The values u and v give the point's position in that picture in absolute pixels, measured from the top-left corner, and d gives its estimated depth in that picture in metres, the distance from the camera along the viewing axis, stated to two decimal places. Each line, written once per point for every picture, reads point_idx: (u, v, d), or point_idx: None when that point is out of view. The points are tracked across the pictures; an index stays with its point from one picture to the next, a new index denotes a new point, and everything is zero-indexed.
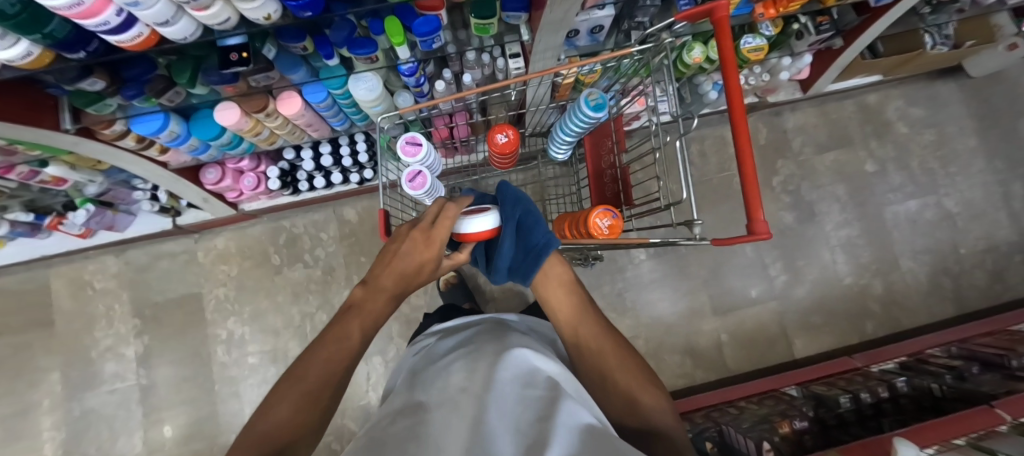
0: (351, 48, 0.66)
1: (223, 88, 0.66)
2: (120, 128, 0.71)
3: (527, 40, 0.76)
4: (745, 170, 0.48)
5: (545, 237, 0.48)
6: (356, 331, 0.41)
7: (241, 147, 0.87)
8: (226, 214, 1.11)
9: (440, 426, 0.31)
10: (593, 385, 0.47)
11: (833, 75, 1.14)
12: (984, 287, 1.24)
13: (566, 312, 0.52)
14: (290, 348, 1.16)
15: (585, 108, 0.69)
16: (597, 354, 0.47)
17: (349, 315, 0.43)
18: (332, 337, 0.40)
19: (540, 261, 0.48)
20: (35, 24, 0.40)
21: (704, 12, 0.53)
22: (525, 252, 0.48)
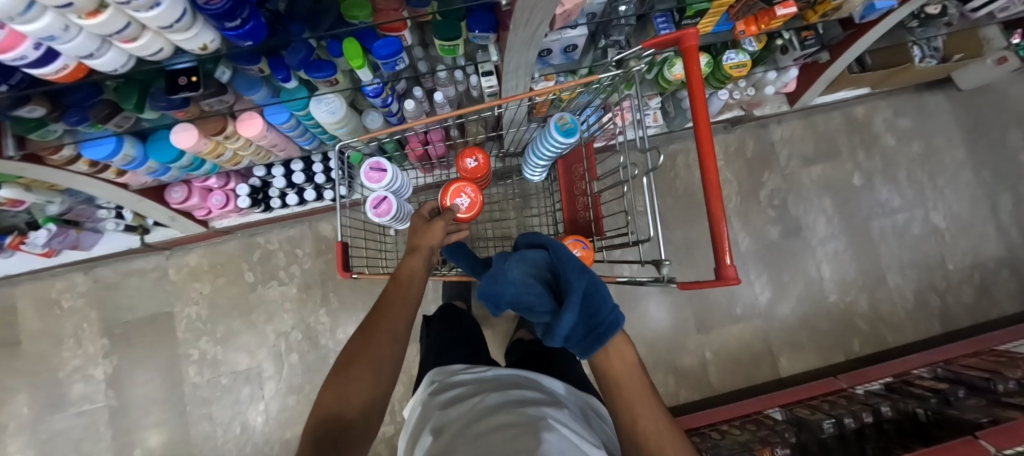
0: (308, 71, 0.64)
1: (174, 113, 0.63)
2: (69, 152, 0.68)
3: (496, 60, 0.73)
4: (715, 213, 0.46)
5: (612, 315, 0.43)
6: (392, 321, 0.47)
7: (204, 168, 0.84)
8: (196, 232, 1.08)
9: None
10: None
11: (820, 89, 1.11)
12: (971, 304, 1.21)
13: (621, 387, 0.42)
14: (264, 368, 1.14)
15: (555, 134, 0.67)
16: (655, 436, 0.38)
17: (385, 308, 0.49)
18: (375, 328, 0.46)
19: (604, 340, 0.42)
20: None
21: (672, 40, 0.51)
22: (592, 327, 0.42)
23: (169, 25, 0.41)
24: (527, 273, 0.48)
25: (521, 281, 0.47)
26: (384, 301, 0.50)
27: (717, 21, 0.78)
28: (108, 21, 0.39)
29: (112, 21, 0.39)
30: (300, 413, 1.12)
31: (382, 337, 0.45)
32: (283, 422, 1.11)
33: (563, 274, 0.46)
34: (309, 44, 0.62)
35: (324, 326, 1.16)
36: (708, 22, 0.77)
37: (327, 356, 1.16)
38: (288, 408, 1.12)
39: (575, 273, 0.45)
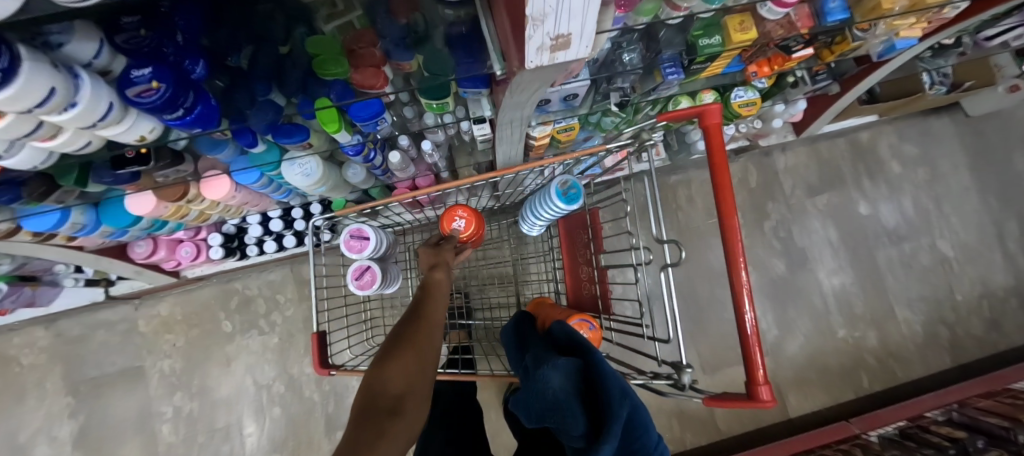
0: (277, 135, 0.58)
1: (124, 185, 0.56)
2: (7, 227, 0.60)
3: (490, 114, 0.67)
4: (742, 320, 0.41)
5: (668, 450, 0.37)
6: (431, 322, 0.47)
7: (169, 225, 0.77)
8: (166, 282, 1.01)
9: None
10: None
11: (828, 119, 1.06)
12: (981, 336, 1.17)
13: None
14: (245, 424, 1.07)
15: (555, 198, 0.61)
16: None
17: (421, 312, 0.48)
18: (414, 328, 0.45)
19: None
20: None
21: (691, 114, 0.45)
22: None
23: (94, 124, 0.34)
24: (569, 389, 0.39)
25: (560, 392, 0.39)
26: (420, 309, 0.49)
27: (728, 63, 0.71)
28: (9, 126, 0.31)
29: (15, 125, 0.31)
30: None
31: (425, 334, 0.45)
32: None
33: (605, 393, 0.38)
34: (277, 105, 0.55)
35: (308, 376, 1.09)
36: (718, 65, 0.70)
37: (312, 409, 1.09)
38: None
39: (620, 398, 0.37)
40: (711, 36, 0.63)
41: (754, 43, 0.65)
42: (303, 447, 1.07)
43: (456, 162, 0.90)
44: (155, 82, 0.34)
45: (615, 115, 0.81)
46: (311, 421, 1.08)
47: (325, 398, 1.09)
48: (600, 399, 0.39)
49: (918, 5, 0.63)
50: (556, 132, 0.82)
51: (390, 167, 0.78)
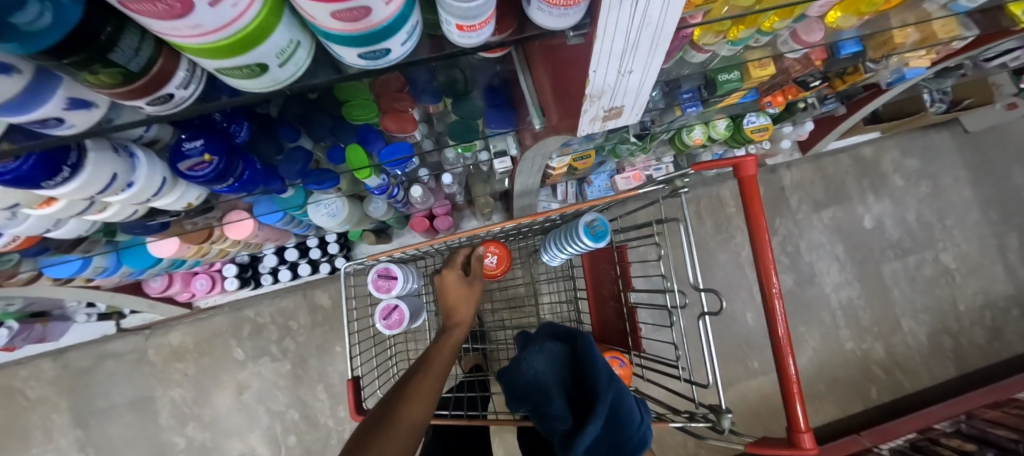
0: (306, 181, 0.57)
1: (150, 234, 0.55)
2: (29, 273, 0.59)
3: (515, 151, 0.68)
4: (783, 362, 0.42)
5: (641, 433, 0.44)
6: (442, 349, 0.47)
7: (188, 263, 0.76)
8: (178, 312, 0.99)
9: None
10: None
11: (834, 137, 1.08)
12: (983, 345, 1.19)
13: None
14: (258, 452, 1.06)
15: (583, 236, 0.61)
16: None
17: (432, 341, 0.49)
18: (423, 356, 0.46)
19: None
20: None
21: (726, 164, 0.46)
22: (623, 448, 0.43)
23: (148, 199, 0.34)
24: (552, 373, 0.46)
25: (542, 372, 0.47)
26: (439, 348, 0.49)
27: (745, 94, 0.72)
28: (66, 207, 0.31)
29: (71, 206, 0.32)
30: None
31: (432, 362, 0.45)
32: None
33: (591, 378, 0.45)
34: (306, 152, 0.54)
35: (322, 403, 1.08)
36: (735, 96, 0.71)
37: (327, 436, 1.08)
38: None
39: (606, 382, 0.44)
40: (731, 71, 0.63)
41: (773, 77, 0.66)
42: None
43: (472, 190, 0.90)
44: (207, 155, 0.34)
45: (632, 143, 0.81)
46: (326, 448, 1.07)
47: (340, 425, 1.08)
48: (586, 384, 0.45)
49: (928, 39, 0.65)
50: (572, 160, 0.82)
51: (411, 200, 0.78)
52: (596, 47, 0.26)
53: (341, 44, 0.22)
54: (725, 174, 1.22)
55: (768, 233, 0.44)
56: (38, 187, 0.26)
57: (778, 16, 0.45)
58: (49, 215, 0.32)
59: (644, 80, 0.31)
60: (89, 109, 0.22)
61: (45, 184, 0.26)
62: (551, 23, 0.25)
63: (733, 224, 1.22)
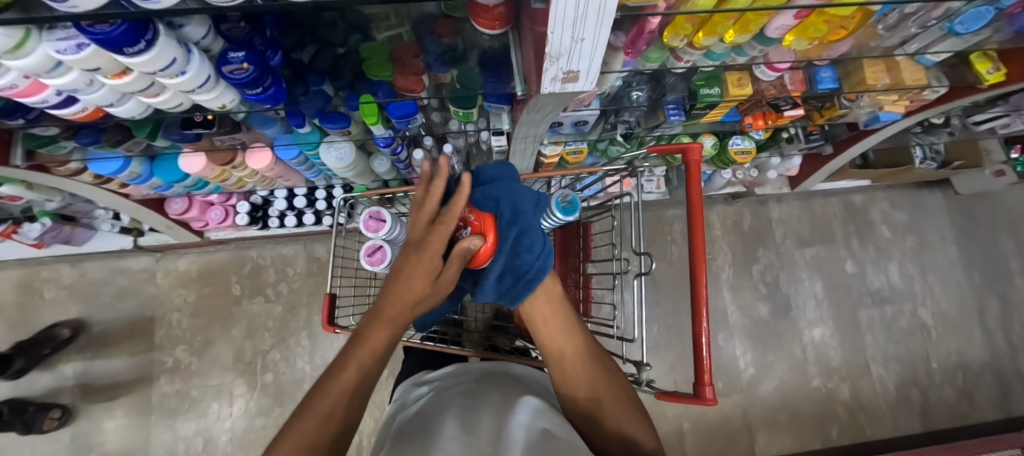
0: (323, 120, 0.66)
1: (185, 144, 0.65)
2: (77, 166, 0.70)
3: (508, 128, 0.76)
4: (697, 315, 0.47)
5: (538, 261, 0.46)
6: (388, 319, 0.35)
7: (208, 187, 0.86)
8: (190, 240, 1.08)
9: (487, 431, 0.38)
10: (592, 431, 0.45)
11: (821, 177, 1.13)
12: (952, 404, 1.19)
13: (558, 353, 0.48)
14: (236, 385, 1.12)
15: (555, 209, 0.67)
16: (601, 401, 0.46)
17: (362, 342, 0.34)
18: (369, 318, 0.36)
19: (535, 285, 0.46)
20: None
21: (677, 148, 0.52)
22: (514, 278, 0.45)
23: (194, 89, 0.43)
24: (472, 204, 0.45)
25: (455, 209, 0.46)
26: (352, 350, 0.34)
27: (727, 112, 0.79)
28: (131, 81, 0.40)
29: (136, 82, 0.41)
30: (265, 437, 1.08)
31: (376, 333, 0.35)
32: (246, 443, 1.08)
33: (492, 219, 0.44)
34: (326, 95, 0.63)
35: (303, 349, 1.15)
36: (716, 112, 0.78)
37: (302, 381, 1.13)
38: (254, 429, 1.09)
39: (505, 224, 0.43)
40: (711, 87, 0.71)
41: (750, 97, 0.73)
42: (285, 415, 1.10)
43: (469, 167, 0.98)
44: (245, 64, 0.43)
45: (621, 144, 0.89)
46: (299, 392, 1.12)
47: (316, 371, 1.13)
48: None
49: (898, 84, 0.72)
50: (564, 153, 0.90)
51: (413, 163, 0.86)
52: (552, 11, 0.33)
53: None
54: (715, 198, 1.27)
55: (703, 210, 0.50)
56: (121, 52, 0.35)
57: (736, 29, 0.52)
58: (117, 87, 0.41)
59: (595, 47, 0.39)
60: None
61: (126, 50, 0.34)
62: None
63: (717, 246, 1.27)
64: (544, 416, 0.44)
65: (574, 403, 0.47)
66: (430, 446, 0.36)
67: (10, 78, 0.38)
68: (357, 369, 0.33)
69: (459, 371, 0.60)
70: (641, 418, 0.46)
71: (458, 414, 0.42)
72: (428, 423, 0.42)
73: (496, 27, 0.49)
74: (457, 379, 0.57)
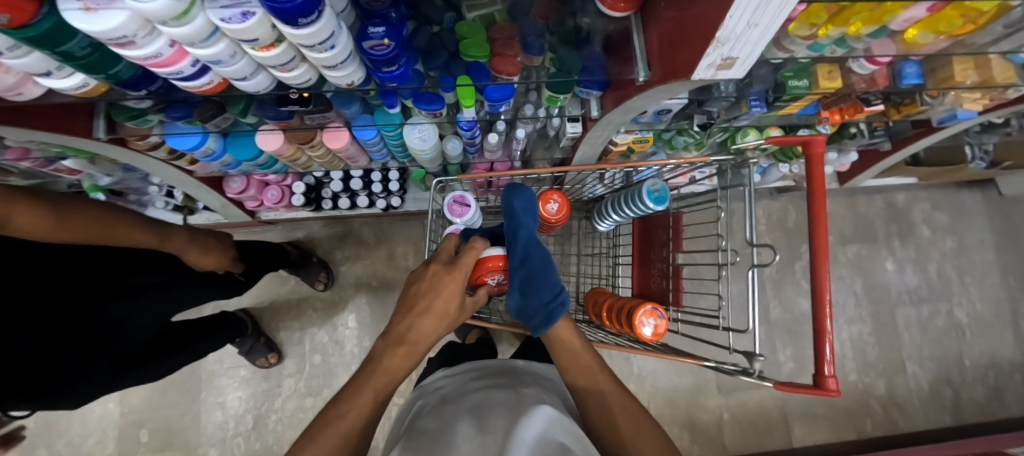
0: (416, 101, 0.65)
1: (275, 122, 0.63)
2: (155, 140, 0.68)
3: (594, 115, 0.74)
4: (822, 306, 0.47)
5: (558, 298, 0.50)
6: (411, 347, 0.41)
7: (274, 167, 0.85)
8: (240, 220, 1.07)
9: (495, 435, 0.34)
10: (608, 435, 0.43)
11: (873, 174, 1.14)
12: (982, 403, 1.25)
13: (574, 363, 0.49)
14: (284, 366, 1.12)
15: (645, 198, 0.67)
16: (615, 408, 0.45)
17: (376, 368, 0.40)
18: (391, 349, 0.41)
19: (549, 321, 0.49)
20: (51, 37, 0.32)
21: (797, 141, 0.52)
22: (532, 311, 0.50)
23: (334, 65, 0.42)
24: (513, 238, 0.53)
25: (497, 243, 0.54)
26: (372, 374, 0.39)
27: (806, 106, 0.78)
28: (278, 54, 0.39)
29: (281, 55, 0.39)
30: (313, 417, 1.09)
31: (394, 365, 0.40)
32: (296, 423, 1.09)
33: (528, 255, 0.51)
34: (421, 74, 0.61)
35: (350, 331, 1.14)
36: (797, 106, 0.77)
37: (348, 363, 1.13)
38: (302, 410, 1.10)
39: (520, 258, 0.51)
40: (800, 79, 0.70)
41: (838, 91, 0.72)
42: (334, 397, 1.11)
43: (532, 154, 0.97)
44: (386, 40, 0.42)
45: (690, 135, 0.89)
46: (346, 374, 1.12)
47: (363, 354, 1.13)
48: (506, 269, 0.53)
49: (987, 82, 0.71)
50: (632, 142, 0.89)
51: (483, 147, 0.84)
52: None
53: None
54: (761, 192, 1.28)
55: (826, 204, 0.50)
56: (294, 23, 0.33)
57: (865, 21, 0.52)
58: (261, 60, 0.40)
59: (764, 34, 0.38)
60: None
61: (299, 21, 0.33)
62: None
63: (761, 240, 1.28)
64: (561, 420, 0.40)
65: (592, 414, 0.45)
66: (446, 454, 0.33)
67: (159, 47, 0.36)
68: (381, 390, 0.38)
69: (469, 370, 0.59)
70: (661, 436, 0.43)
71: (468, 414, 0.40)
72: (439, 423, 0.40)
73: (621, 10, 0.50)
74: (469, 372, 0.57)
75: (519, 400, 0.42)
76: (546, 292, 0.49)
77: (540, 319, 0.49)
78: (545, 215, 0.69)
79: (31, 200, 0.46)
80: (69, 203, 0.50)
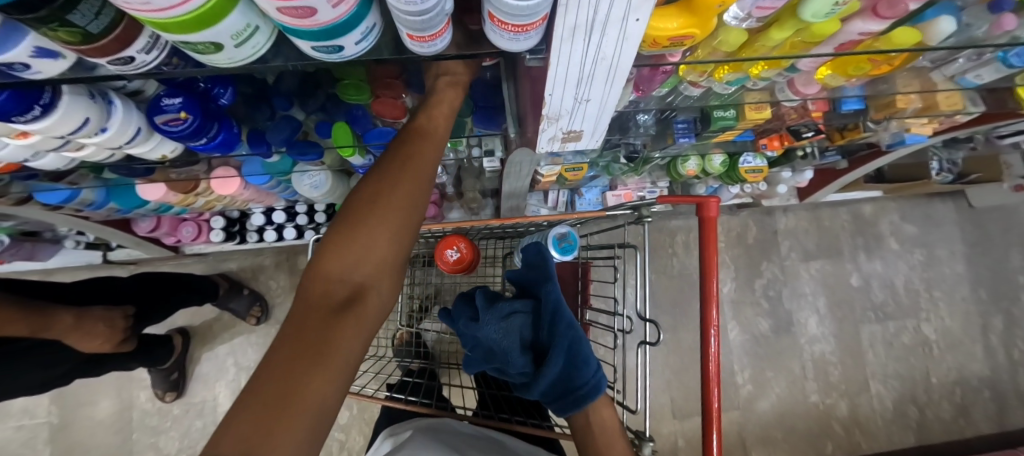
0: (291, 150, 0.58)
1: (139, 177, 0.58)
2: (20, 196, 0.62)
3: (501, 154, 0.69)
4: (709, 388, 0.44)
5: (595, 378, 0.49)
6: (395, 214, 0.34)
7: (175, 210, 0.79)
8: (164, 255, 1.02)
9: None
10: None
11: (833, 189, 1.08)
12: (948, 421, 1.21)
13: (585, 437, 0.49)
14: (220, 402, 1.08)
15: (551, 247, 0.61)
16: None
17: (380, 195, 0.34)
18: (367, 212, 0.33)
19: (584, 402, 0.48)
20: None
21: (692, 201, 0.47)
22: (566, 388, 0.49)
23: (121, 146, 0.36)
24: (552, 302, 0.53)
25: (523, 307, 0.55)
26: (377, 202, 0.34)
27: (740, 133, 0.71)
28: (39, 142, 0.33)
29: (45, 142, 0.33)
30: None
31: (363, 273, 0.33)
32: None
33: (554, 318, 0.52)
34: (294, 123, 0.56)
35: None
36: (729, 134, 0.71)
37: None
38: None
39: (561, 328, 0.51)
40: (726, 109, 0.64)
41: (768, 121, 0.66)
42: None
43: (461, 183, 0.91)
44: (183, 113, 0.36)
45: (623, 164, 0.83)
46: None
47: None
48: (543, 340, 0.52)
49: (931, 109, 0.65)
50: (563, 171, 0.82)
51: None
52: (551, 70, 0.28)
53: (295, 35, 0.23)
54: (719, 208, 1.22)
55: (718, 273, 0.46)
56: (9, 120, 0.28)
57: (764, 65, 0.46)
58: (24, 146, 0.34)
59: (602, 107, 0.33)
60: (54, 59, 0.23)
61: (15, 119, 0.27)
62: (508, 46, 0.26)
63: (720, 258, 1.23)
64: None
65: None
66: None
67: None
68: (374, 261, 0.33)
69: (467, 431, 0.58)
70: None
71: None
72: None
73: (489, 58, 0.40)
74: (449, 439, 0.53)
75: None
76: (585, 368, 0.49)
77: (573, 397, 0.48)
78: (445, 266, 0.65)
79: None
80: None
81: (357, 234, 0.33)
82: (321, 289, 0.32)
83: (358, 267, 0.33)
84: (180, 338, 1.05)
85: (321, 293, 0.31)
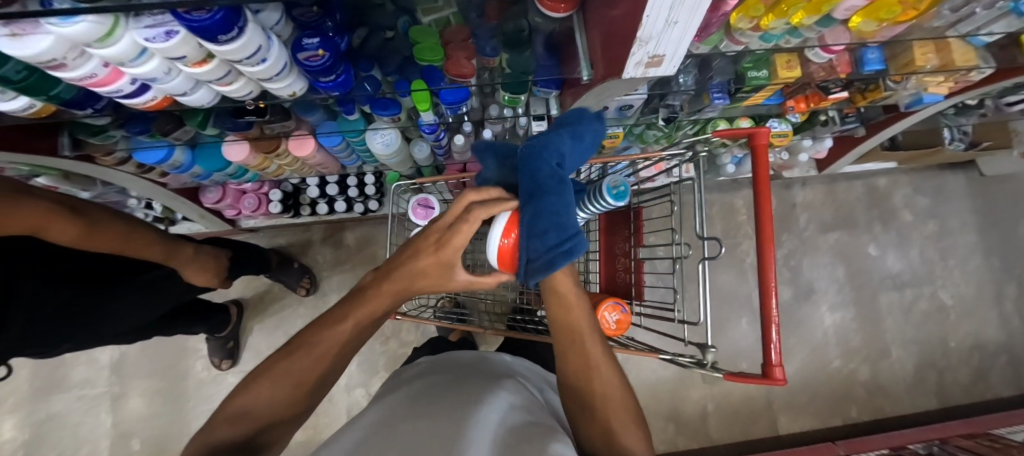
0: (374, 107, 0.66)
1: (235, 133, 0.64)
2: (122, 155, 0.69)
3: (555, 113, 0.75)
4: (766, 291, 0.48)
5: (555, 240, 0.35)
6: (337, 337, 0.38)
7: (246, 176, 0.86)
8: (221, 229, 1.09)
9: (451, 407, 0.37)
10: (593, 429, 0.41)
11: (850, 159, 1.14)
12: (968, 384, 1.25)
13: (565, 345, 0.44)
14: None
15: (606, 195, 0.65)
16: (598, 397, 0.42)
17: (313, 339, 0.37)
18: (301, 350, 0.37)
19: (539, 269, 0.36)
20: None
21: (743, 133, 0.53)
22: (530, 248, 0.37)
23: (271, 77, 0.43)
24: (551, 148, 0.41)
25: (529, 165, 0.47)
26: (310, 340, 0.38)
27: (770, 95, 0.79)
28: (212, 69, 0.40)
29: (215, 70, 0.40)
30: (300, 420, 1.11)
31: (276, 403, 0.35)
32: None
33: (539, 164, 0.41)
34: (376, 80, 0.62)
35: None
36: (760, 95, 0.77)
37: None
38: None
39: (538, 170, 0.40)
40: (760, 69, 0.70)
41: (797, 80, 0.72)
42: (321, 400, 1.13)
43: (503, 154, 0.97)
44: (321, 50, 0.42)
45: (658, 129, 0.89)
46: None
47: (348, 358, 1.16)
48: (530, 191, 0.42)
49: (947, 66, 0.70)
50: None
51: (451, 150, 0.86)
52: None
53: None
54: (740, 183, 1.28)
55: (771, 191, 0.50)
56: (214, 40, 0.34)
57: (806, 11, 0.52)
58: (196, 75, 0.41)
59: (685, 30, 0.38)
60: None
61: (219, 38, 0.34)
62: None
63: (742, 230, 1.29)
64: (513, 410, 0.39)
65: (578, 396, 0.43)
66: (411, 408, 0.37)
67: (92, 67, 0.37)
68: (288, 394, 0.36)
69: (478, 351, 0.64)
70: (632, 420, 0.42)
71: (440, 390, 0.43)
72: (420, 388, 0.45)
73: (562, 10, 0.48)
74: (454, 364, 0.58)
75: (477, 388, 0.44)
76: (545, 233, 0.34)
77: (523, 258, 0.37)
78: None
79: (71, 213, 0.42)
80: (105, 225, 0.47)
81: (283, 368, 0.36)
82: (237, 416, 0.34)
83: (272, 401, 0.35)
84: (235, 308, 1.11)
85: (231, 423, 0.34)
